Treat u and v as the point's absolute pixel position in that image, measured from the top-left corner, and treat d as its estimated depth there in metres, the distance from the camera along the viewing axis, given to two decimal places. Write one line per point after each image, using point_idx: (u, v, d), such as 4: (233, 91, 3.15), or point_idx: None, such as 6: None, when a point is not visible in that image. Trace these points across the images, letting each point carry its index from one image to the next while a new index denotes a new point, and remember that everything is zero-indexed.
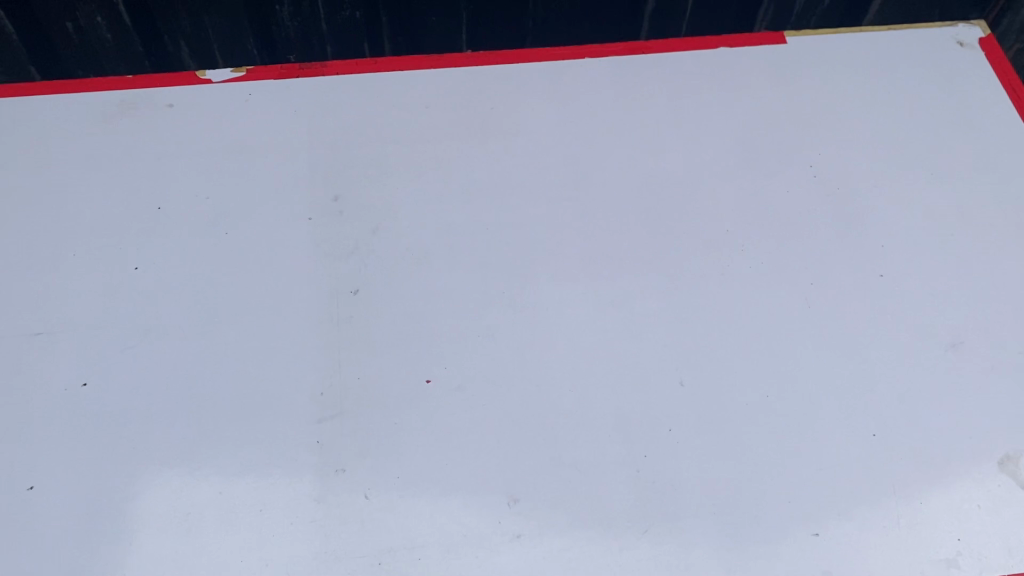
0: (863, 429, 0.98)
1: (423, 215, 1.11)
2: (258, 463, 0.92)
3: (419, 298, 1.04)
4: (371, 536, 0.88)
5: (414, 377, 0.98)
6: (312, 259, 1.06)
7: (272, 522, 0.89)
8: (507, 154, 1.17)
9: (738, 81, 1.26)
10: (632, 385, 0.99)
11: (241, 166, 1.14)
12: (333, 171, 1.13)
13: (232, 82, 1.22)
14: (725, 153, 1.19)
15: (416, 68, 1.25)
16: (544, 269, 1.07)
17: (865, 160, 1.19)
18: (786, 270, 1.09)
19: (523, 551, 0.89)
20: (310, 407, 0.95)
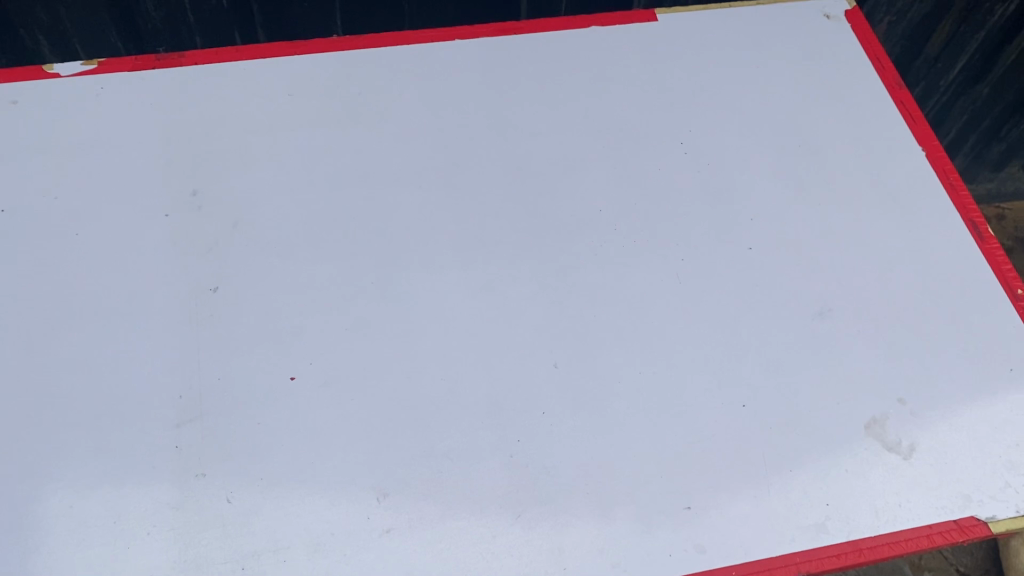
0: (734, 401, 0.98)
1: (288, 206, 1.07)
2: (110, 473, 0.87)
3: (284, 293, 1.00)
4: (233, 540, 0.85)
5: (279, 375, 0.95)
6: (169, 257, 1.02)
7: (126, 533, 0.85)
8: (375, 141, 1.14)
9: (609, 61, 1.26)
10: (504, 369, 0.97)
11: (93, 162, 1.08)
12: (192, 166, 1.09)
13: (83, 76, 1.16)
14: (597, 133, 1.18)
15: (281, 55, 1.20)
16: (414, 256, 1.05)
17: (734, 135, 1.20)
18: (657, 247, 1.09)
19: (394, 546, 0.86)
20: (166, 411, 0.91)
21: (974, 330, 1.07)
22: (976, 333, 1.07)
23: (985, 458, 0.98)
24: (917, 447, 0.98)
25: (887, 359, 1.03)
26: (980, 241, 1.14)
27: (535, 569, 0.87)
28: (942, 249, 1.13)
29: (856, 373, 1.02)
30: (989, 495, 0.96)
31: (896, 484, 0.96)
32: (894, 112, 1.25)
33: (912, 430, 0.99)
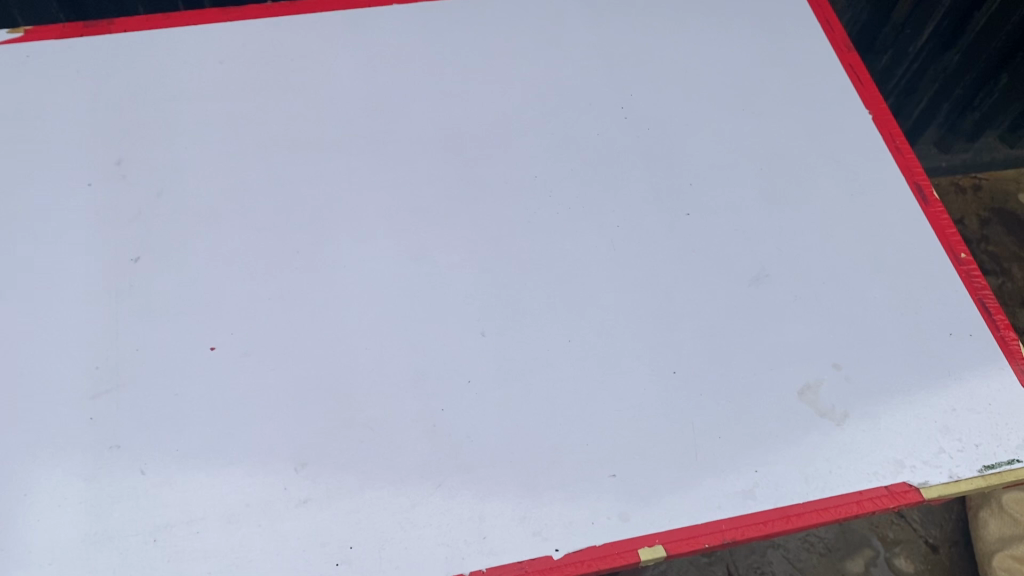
0: (664, 367, 0.97)
1: (215, 176, 1.05)
2: (22, 446, 0.86)
3: (208, 263, 0.99)
4: (145, 512, 0.84)
5: (199, 345, 0.93)
6: (92, 226, 1.00)
7: (37, 505, 0.84)
8: (307, 109, 1.12)
9: (550, 26, 1.24)
10: (430, 338, 0.96)
11: (16, 131, 1.06)
12: (118, 134, 1.07)
13: (10, 44, 1.13)
14: (535, 98, 1.16)
15: (212, 22, 1.18)
16: (343, 224, 1.03)
17: (676, 101, 1.18)
18: (592, 214, 1.07)
19: (310, 516, 0.85)
20: (81, 382, 0.90)
21: (914, 293, 1.05)
22: (916, 296, 1.05)
23: (919, 422, 0.97)
24: (850, 412, 0.96)
25: (823, 324, 1.02)
26: (923, 204, 1.12)
27: (453, 538, 0.86)
28: (883, 213, 1.11)
29: (790, 338, 1.00)
30: (922, 460, 0.94)
31: (827, 450, 0.94)
32: (842, 75, 1.23)
33: (846, 396, 0.97)
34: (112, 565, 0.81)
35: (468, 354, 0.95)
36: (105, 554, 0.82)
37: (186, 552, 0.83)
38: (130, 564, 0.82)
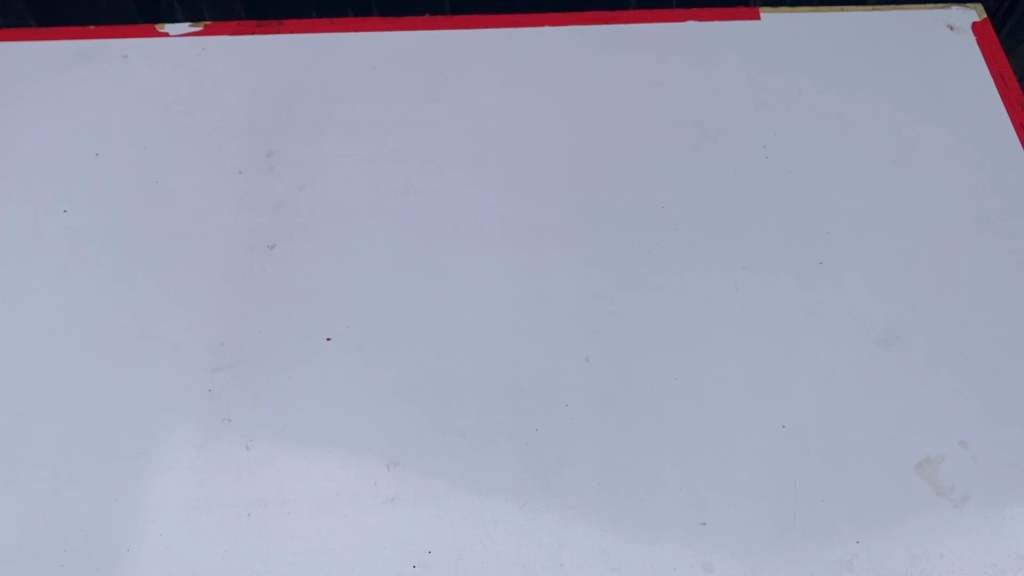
0: (772, 420, 0.93)
1: (354, 176, 1.10)
2: (145, 407, 0.92)
3: (336, 258, 1.03)
4: (246, 486, 0.88)
5: (316, 335, 0.98)
6: (236, 211, 1.07)
7: (151, 464, 0.90)
8: (448, 121, 1.15)
9: (701, 57, 1.22)
10: (534, 358, 0.96)
11: (184, 117, 1.15)
12: (271, 128, 1.14)
13: (190, 37, 1.23)
14: (675, 129, 1.15)
15: (372, 30, 1.23)
16: (466, 235, 1.05)
17: (823, 145, 1.14)
18: (718, 252, 1.05)
19: (395, 514, 0.87)
20: (205, 354, 0.96)
21: None
22: None
23: None
24: (972, 495, 0.89)
25: (954, 397, 0.95)
26: None
27: (529, 560, 0.86)
28: None
29: (915, 407, 0.94)
30: None
31: (940, 532, 0.88)
32: (1010, 135, 1.15)
33: (970, 477, 0.90)
34: (208, 531, 0.86)
35: (568, 373, 0.95)
36: (204, 520, 0.87)
37: (276, 530, 0.86)
38: (224, 533, 0.86)
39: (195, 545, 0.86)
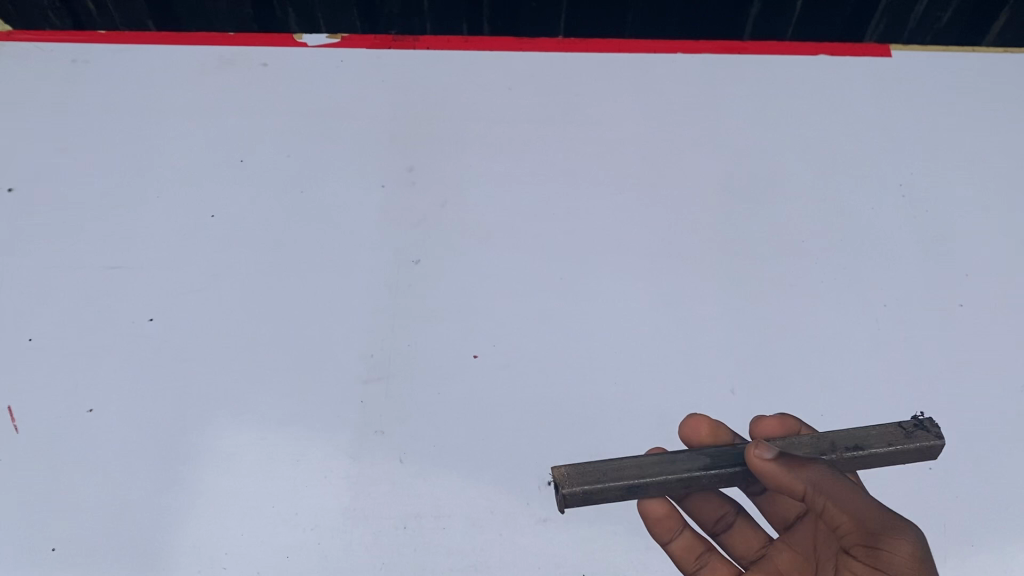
0: (918, 463, 0.95)
1: (496, 195, 1.12)
2: (299, 417, 0.94)
3: (481, 276, 1.05)
4: (401, 500, 0.90)
5: (464, 352, 0.99)
6: (381, 225, 1.08)
7: (307, 472, 0.91)
8: (586, 145, 1.17)
9: (833, 91, 1.24)
10: (680, 386, 0.97)
11: (326, 128, 1.17)
12: (412, 145, 1.16)
13: (328, 47, 1.25)
14: (810, 165, 1.17)
15: (508, 49, 1.26)
16: (608, 260, 1.07)
17: (959, 184, 1.16)
18: (859, 287, 1.07)
19: (548, 535, 0.89)
20: (357, 366, 0.97)
21: None
22: None
23: None
24: None
25: None
26: None
27: None
28: None
29: None
30: None
31: None
32: None
33: None
34: (365, 542, 0.88)
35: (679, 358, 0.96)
36: (361, 532, 0.88)
37: (432, 545, 0.88)
38: (381, 545, 0.88)
39: (352, 555, 0.87)
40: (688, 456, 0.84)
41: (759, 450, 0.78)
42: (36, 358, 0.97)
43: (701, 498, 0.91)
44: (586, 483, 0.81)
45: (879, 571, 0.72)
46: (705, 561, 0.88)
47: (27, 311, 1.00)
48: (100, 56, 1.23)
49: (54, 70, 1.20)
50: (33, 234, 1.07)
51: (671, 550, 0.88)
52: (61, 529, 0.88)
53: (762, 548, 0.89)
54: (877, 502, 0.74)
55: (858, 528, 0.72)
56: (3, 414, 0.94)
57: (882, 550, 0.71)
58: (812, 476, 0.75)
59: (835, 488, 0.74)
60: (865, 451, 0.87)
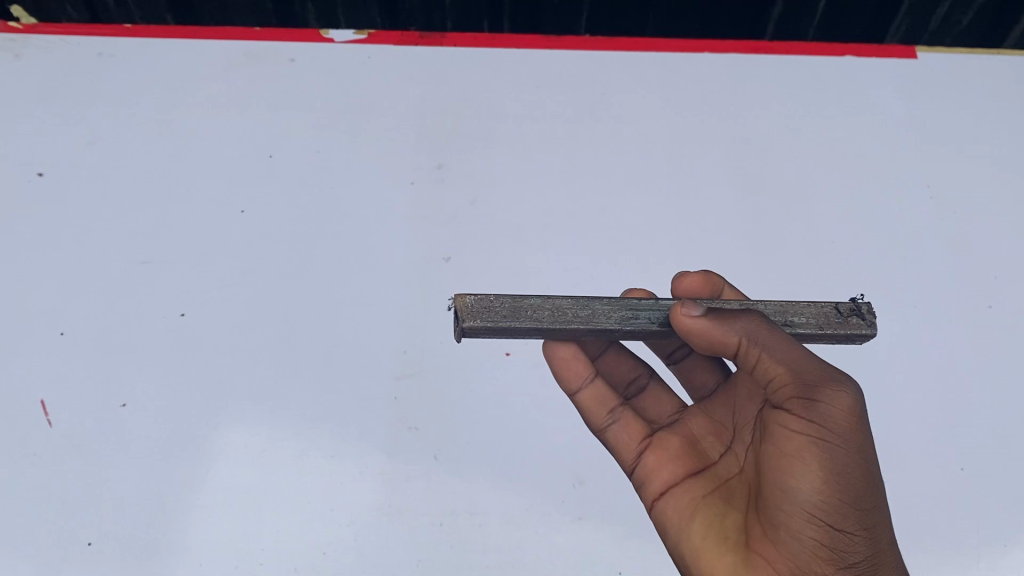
0: (951, 461, 0.96)
1: (525, 192, 1.12)
2: (333, 412, 0.94)
3: (512, 273, 1.05)
4: (437, 497, 0.90)
5: (496, 350, 0.99)
6: (411, 222, 1.08)
7: (342, 468, 0.91)
8: (614, 143, 1.17)
9: (858, 92, 1.24)
10: None
11: (354, 123, 1.17)
12: (440, 141, 1.16)
13: (354, 43, 1.25)
14: (836, 166, 1.17)
15: (535, 47, 1.27)
16: (638, 259, 1.07)
17: (985, 185, 1.17)
18: (888, 288, 1.07)
19: (584, 533, 0.89)
20: (390, 363, 0.97)
21: None
22: None
23: None
24: None
25: None
26: None
27: None
28: None
29: None
30: None
31: None
32: None
33: None
34: (402, 538, 0.88)
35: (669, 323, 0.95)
36: (397, 527, 0.88)
37: (469, 541, 0.88)
38: (418, 541, 0.88)
39: (390, 552, 0.87)
40: (609, 304, 0.85)
41: (685, 309, 0.80)
42: (69, 352, 0.97)
43: (619, 355, 0.94)
44: (487, 319, 0.83)
45: (814, 426, 0.70)
46: (616, 416, 0.88)
47: (58, 305, 1.01)
48: (127, 51, 1.23)
49: (82, 65, 1.21)
50: (63, 228, 1.07)
51: (579, 399, 0.89)
52: (97, 523, 0.88)
53: (673, 411, 0.91)
54: (811, 356, 0.75)
55: (793, 376, 0.72)
56: (36, 408, 0.94)
57: (819, 400, 0.70)
58: (744, 329, 0.77)
59: (768, 339, 0.75)
60: (794, 331, 0.85)
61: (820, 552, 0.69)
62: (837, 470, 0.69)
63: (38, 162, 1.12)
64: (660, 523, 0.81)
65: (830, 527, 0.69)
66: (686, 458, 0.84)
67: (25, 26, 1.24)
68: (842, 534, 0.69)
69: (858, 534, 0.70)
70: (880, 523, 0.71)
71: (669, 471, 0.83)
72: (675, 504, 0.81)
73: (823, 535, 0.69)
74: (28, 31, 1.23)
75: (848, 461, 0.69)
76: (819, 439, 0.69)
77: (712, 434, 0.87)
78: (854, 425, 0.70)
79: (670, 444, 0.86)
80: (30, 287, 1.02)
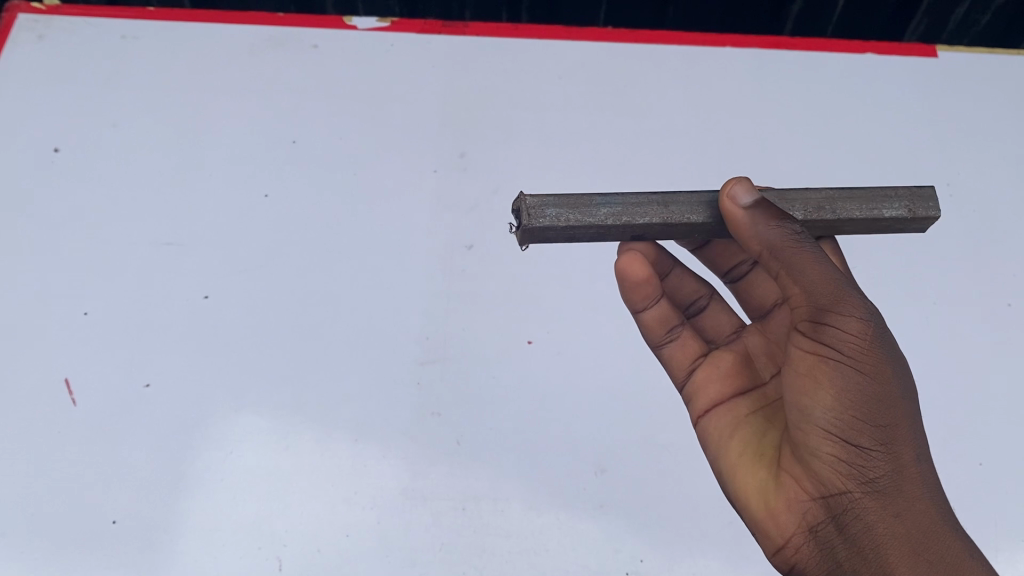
0: (970, 458, 0.96)
1: (548, 181, 1.12)
2: (357, 397, 0.95)
3: (535, 262, 1.05)
4: (460, 482, 0.90)
5: (519, 338, 0.99)
6: (435, 209, 1.09)
7: (366, 452, 0.92)
8: (636, 135, 1.18)
9: (877, 90, 1.25)
10: None
11: (377, 110, 1.17)
12: (464, 130, 1.16)
13: (378, 31, 1.26)
14: (856, 162, 1.18)
15: (557, 38, 1.27)
16: None
17: (1005, 184, 1.17)
18: (908, 285, 1.08)
19: (605, 521, 0.90)
20: (414, 349, 0.98)
21: None
22: None
23: None
24: None
25: None
26: None
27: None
28: None
29: None
30: None
31: None
32: None
33: None
34: (424, 521, 0.88)
35: (738, 281, 0.93)
36: (420, 512, 0.89)
37: (491, 527, 0.89)
38: (441, 524, 0.88)
39: (413, 535, 0.88)
40: None
41: (735, 193, 0.76)
42: (92, 332, 0.98)
43: (684, 275, 0.93)
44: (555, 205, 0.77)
45: (825, 347, 0.70)
46: (675, 334, 0.90)
47: (82, 285, 1.01)
48: (151, 34, 1.23)
49: (106, 48, 1.21)
50: (87, 209, 1.07)
51: (641, 318, 0.89)
52: (120, 502, 0.88)
53: (733, 331, 0.91)
54: (835, 273, 0.72)
55: (806, 298, 0.71)
56: (60, 386, 0.94)
57: (829, 322, 0.69)
58: (770, 239, 0.74)
59: (790, 254, 0.73)
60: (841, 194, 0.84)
61: (839, 468, 0.69)
62: (848, 388, 0.68)
63: (62, 143, 1.13)
64: (703, 439, 0.84)
65: (845, 442, 0.69)
66: (737, 376, 0.85)
67: (48, 8, 1.25)
68: (858, 449, 0.68)
69: (878, 449, 0.69)
70: (905, 441, 0.69)
71: (716, 389, 0.85)
72: (716, 423, 0.83)
73: (840, 451, 0.69)
74: (51, 13, 1.25)
75: (861, 380, 0.69)
76: (828, 358, 0.69)
77: (766, 354, 0.86)
78: (866, 346, 0.69)
79: (722, 361, 0.87)
80: (53, 266, 1.03)
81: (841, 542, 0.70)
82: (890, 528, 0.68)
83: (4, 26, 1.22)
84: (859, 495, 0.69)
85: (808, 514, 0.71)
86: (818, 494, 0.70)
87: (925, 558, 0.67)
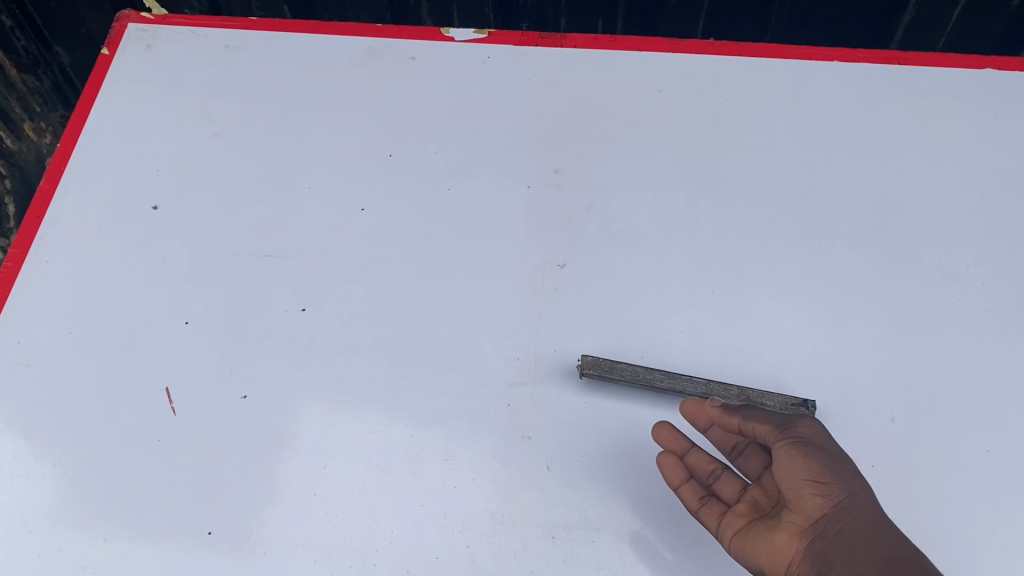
0: None
1: (646, 200, 1.10)
2: (447, 416, 0.94)
3: (629, 284, 1.03)
4: (550, 509, 0.89)
5: (612, 362, 0.97)
6: (528, 226, 1.07)
7: (457, 474, 0.91)
8: (736, 153, 1.14)
9: (998, 108, 1.18)
10: (836, 411, 0.94)
11: (473, 124, 1.17)
12: (559, 146, 1.15)
13: (475, 42, 1.25)
14: (971, 186, 1.12)
15: (657, 49, 1.24)
16: (762, 276, 1.04)
17: None
18: None
19: (698, 558, 0.87)
20: (506, 369, 0.97)
21: None
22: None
23: None
24: None
25: None
26: None
27: None
28: None
29: None
30: None
31: None
32: None
33: None
34: (513, 549, 0.87)
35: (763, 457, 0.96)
36: (509, 537, 0.88)
37: (581, 557, 0.87)
38: (530, 553, 0.87)
39: (501, 561, 0.87)
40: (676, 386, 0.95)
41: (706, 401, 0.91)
42: (192, 341, 1.00)
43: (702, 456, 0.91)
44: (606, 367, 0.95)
45: (794, 432, 0.83)
46: (709, 501, 0.87)
47: (183, 295, 1.03)
48: (254, 43, 1.25)
49: (212, 56, 1.24)
50: (189, 220, 1.10)
51: (680, 491, 0.88)
52: (215, 513, 0.90)
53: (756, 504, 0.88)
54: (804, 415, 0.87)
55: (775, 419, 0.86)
56: (162, 395, 0.96)
57: (796, 423, 0.84)
58: (747, 417, 0.87)
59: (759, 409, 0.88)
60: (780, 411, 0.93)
61: (810, 496, 0.79)
62: (813, 451, 0.81)
63: (167, 153, 1.15)
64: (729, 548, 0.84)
65: (815, 479, 0.79)
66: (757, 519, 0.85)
67: (158, 18, 1.29)
68: (826, 484, 0.78)
69: (839, 484, 0.78)
70: (863, 486, 0.78)
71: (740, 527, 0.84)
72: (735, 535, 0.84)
73: (811, 482, 0.79)
74: (160, 22, 1.28)
75: (822, 450, 0.81)
76: (803, 441, 0.82)
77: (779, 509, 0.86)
78: (824, 433, 0.83)
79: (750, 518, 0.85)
80: (157, 274, 1.05)
81: (824, 555, 0.76)
82: (855, 536, 0.75)
83: (116, 36, 1.26)
84: (829, 515, 0.77)
85: (801, 544, 0.79)
86: (805, 527, 0.79)
87: (886, 548, 0.72)
